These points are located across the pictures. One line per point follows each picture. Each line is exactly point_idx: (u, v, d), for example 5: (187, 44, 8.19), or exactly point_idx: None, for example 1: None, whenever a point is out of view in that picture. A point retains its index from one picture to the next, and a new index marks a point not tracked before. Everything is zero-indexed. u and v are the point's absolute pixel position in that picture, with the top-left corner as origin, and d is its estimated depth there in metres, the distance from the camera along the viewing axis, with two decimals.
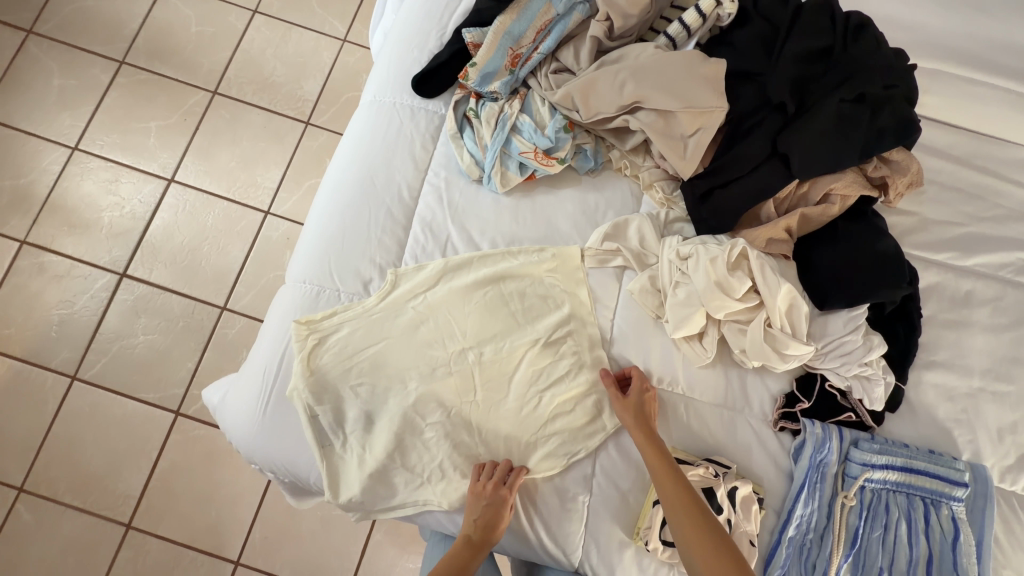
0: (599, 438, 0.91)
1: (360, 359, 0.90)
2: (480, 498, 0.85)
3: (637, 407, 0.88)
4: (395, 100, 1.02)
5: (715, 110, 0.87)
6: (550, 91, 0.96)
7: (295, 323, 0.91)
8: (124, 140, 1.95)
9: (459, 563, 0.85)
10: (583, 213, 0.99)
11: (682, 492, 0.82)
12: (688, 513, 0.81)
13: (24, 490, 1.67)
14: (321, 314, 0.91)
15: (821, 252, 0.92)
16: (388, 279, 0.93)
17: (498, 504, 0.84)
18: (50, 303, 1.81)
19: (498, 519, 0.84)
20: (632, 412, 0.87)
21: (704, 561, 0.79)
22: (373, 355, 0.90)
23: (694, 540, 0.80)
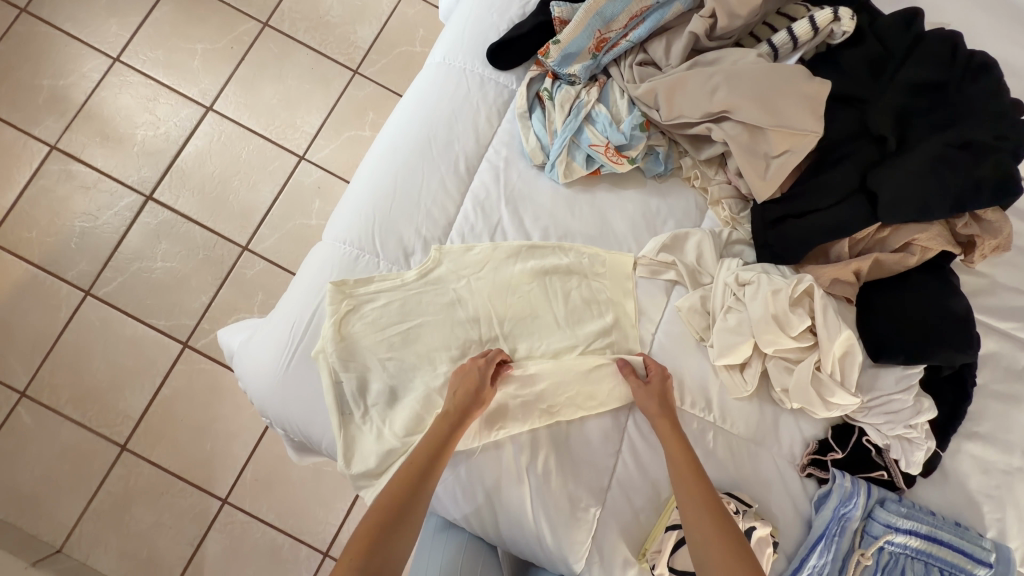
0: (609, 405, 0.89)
1: (392, 332, 0.87)
2: (463, 370, 0.84)
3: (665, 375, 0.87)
4: (465, 65, 0.96)
5: (810, 134, 0.81)
6: (632, 84, 0.91)
7: (330, 285, 0.87)
8: (168, 59, 1.89)
9: (437, 437, 0.81)
10: (644, 218, 0.94)
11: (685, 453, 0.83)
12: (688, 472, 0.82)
13: (26, 395, 1.68)
14: (358, 279, 0.88)
15: (888, 302, 0.87)
16: (432, 255, 0.89)
17: (478, 378, 0.83)
18: (73, 214, 1.78)
19: (478, 390, 0.83)
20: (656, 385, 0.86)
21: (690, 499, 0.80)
22: (407, 330, 0.87)
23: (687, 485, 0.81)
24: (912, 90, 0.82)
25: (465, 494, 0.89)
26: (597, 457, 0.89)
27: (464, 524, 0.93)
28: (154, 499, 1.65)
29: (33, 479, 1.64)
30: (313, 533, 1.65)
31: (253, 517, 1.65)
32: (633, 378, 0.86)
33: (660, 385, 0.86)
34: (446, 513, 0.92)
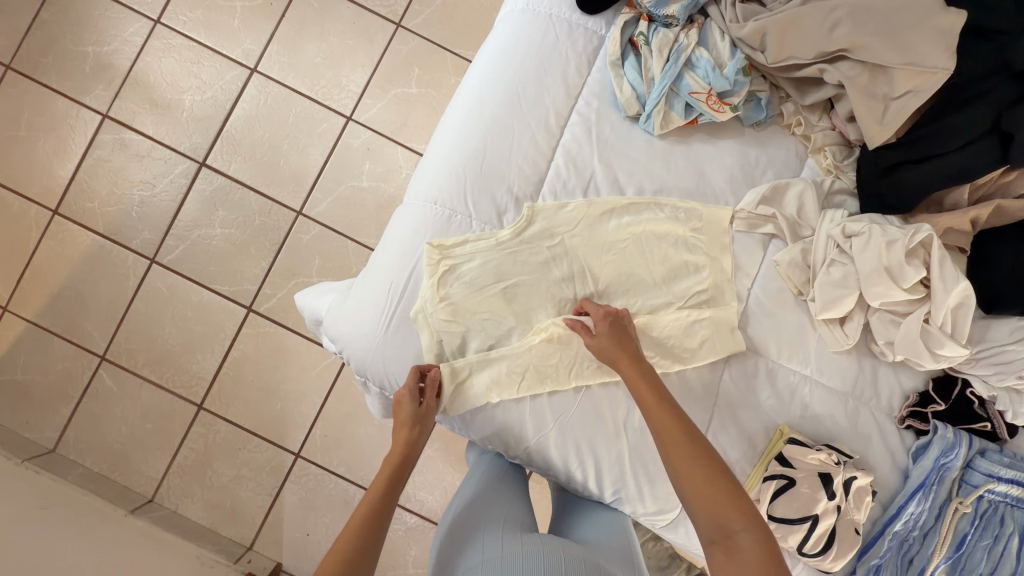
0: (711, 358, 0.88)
1: (488, 292, 0.88)
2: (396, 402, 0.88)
3: (618, 337, 0.83)
4: (551, 12, 0.91)
5: (940, 72, 0.75)
6: (736, 23, 0.85)
7: (427, 246, 0.88)
8: (209, 19, 1.84)
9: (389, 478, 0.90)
10: (741, 170, 0.90)
11: (663, 407, 0.79)
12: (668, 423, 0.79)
13: (106, 359, 1.77)
14: (454, 241, 0.88)
15: (1008, 250, 0.82)
16: (524, 213, 0.88)
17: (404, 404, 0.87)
18: (131, 183, 1.81)
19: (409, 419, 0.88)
20: (608, 355, 0.83)
21: (695, 497, 0.74)
22: (504, 290, 0.88)
23: (687, 482, 0.75)
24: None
25: (540, 432, 0.90)
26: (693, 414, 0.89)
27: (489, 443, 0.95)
28: (232, 454, 1.75)
29: (121, 437, 1.75)
30: None
31: (325, 470, 1.75)
32: (582, 332, 0.85)
33: (609, 340, 0.83)
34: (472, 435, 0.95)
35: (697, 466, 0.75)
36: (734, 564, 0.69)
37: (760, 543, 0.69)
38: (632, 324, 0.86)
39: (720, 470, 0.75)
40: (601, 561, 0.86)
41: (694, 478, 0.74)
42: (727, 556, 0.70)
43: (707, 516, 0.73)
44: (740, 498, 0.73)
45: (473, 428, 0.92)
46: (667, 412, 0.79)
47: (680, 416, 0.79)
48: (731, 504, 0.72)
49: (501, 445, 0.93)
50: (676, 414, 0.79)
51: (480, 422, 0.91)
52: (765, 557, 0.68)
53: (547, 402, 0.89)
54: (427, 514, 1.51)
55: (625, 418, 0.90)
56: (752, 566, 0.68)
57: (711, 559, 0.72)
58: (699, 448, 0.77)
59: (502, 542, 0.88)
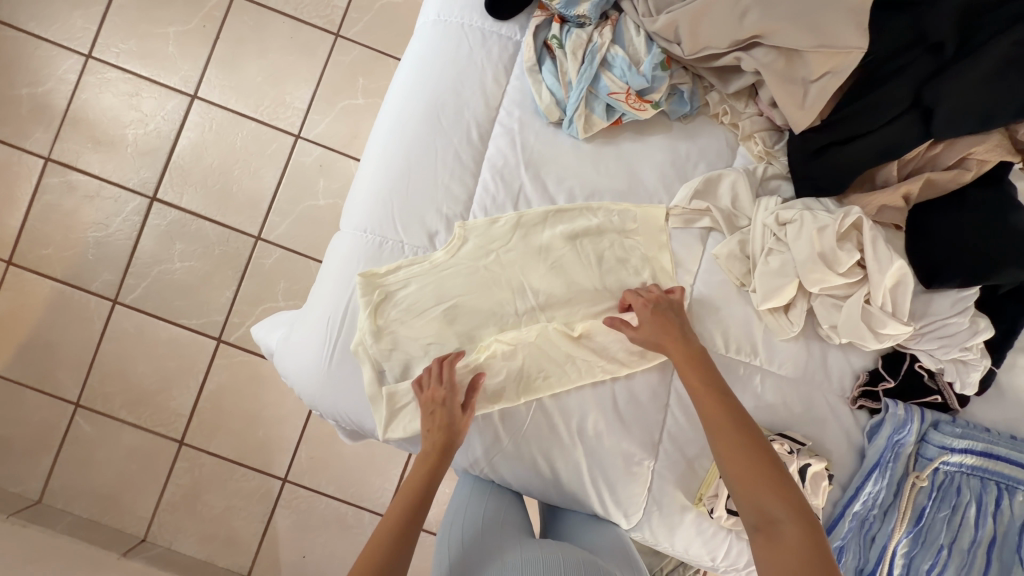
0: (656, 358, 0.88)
1: (427, 316, 0.87)
2: (430, 404, 0.83)
3: (665, 323, 0.83)
4: (464, 21, 0.89)
5: (854, 51, 0.73)
6: (648, 16, 0.82)
7: (360, 276, 0.86)
8: (143, 48, 1.78)
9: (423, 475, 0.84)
10: (672, 165, 0.89)
11: (708, 394, 0.80)
12: (714, 409, 0.79)
13: (81, 405, 1.75)
14: (386, 268, 0.87)
15: (942, 221, 0.82)
16: (456, 233, 0.87)
17: (444, 406, 0.82)
18: (85, 224, 1.77)
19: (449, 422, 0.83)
20: (653, 341, 0.83)
21: (738, 480, 0.75)
22: (445, 311, 0.86)
23: (731, 465, 0.76)
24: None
25: (489, 453, 0.90)
26: (646, 412, 0.90)
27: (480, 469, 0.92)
28: (222, 484, 1.75)
29: (106, 480, 1.74)
30: (373, 498, 1.77)
31: (314, 490, 1.75)
32: (622, 324, 0.85)
33: (655, 326, 0.83)
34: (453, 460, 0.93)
35: (743, 451, 0.76)
36: (777, 549, 0.70)
37: (803, 532, 0.70)
38: (679, 309, 0.85)
39: (764, 455, 0.76)
40: (602, 563, 0.84)
41: (739, 463, 0.76)
42: (768, 541, 0.71)
43: (750, 502, 0.74)
44: (784, 484, 0.74)
45: None
46: (714, 398, 0.79)
47: (728, 401, 0.80)
48: (773, 490, 0.73)
49: (460, 467, 0.94)
50: (723, 399, 0.80)
51: None
52: (809, 544, 0.69)
53: (498, 420, 0.88)
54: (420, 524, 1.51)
55: (581, 424, 0.89)
56: (793, 552, 0.69)
57: (752, 544, 0.73)
58: (745, 433, 0.77)
59: (502, 545, 0.89)
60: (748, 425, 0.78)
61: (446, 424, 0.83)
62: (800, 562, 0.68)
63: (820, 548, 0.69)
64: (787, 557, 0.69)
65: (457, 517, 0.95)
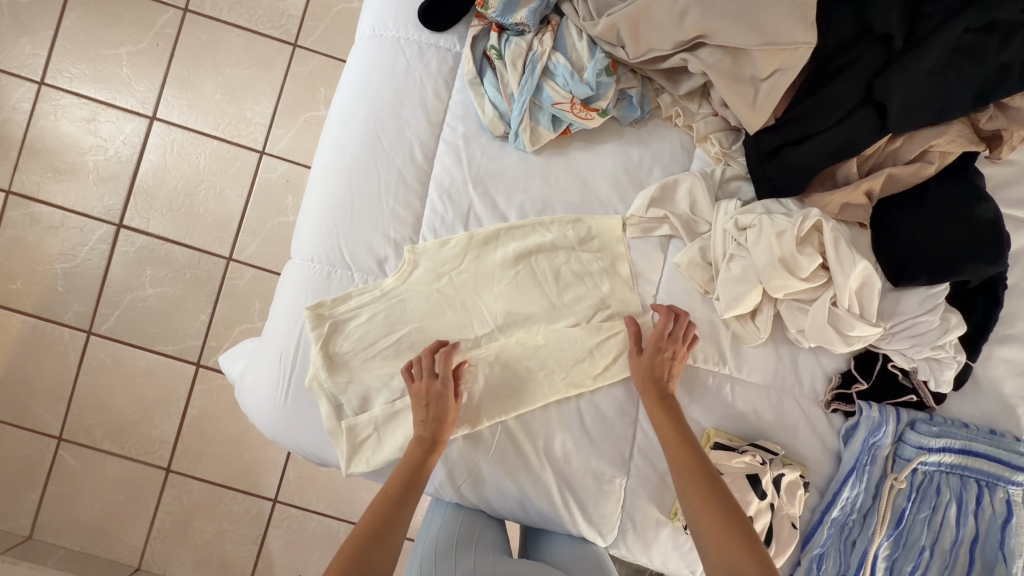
0: (622, 372, 0.85)
1: (382, 346, 0.84)
2: (418, 397, 0.80)
3: (655, 363, 0.81)
4: (398, 35, 0.85)
5: (802, 47, 0.70)
6: (589, 20, 0.78)
7: (308, 310, 0.83)
8: (96, 71, 1.70)
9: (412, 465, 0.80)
10: (626, 172, 0.85)
11: (686, 448, 0.79)
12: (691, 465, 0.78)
13: (63, 439, 1.67)
14: (335, 298, 0.84)
15: (907, 215, 0.79)
16: (405, 258, 0.83)
17: (437, 399, 0.80)
18: (51, 256, 1.68)
19: (441, 414, 0.80)
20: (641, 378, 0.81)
21: (710, 535, 0.74)
22: (398, 340, 0.83)
23: (704, 518, 0.75)
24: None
25: (455, 481, 0.88)
26: (615, 429, 0.87)
27: (449, 493, 0.89)
28: (210, 509, 1.67)
29: (92, 517, 1.66)
30: None
31: (305, 510, 1.68)
32: (631, 342, 0.83)
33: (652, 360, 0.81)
34: (427, 487, 0.89)
35: (712, 502, 0.75)
36: None
37: None
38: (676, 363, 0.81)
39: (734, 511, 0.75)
40: None
41: (711, 520, 0.75)
42: None
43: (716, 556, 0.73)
44: (755, 542, 0.73)
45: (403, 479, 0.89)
46: (690, 454, 0.79)
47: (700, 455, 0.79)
48: (738, 544, 0.73)
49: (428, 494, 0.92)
50: (695, 450, 0.79)
51: None
52: None
53: (461, 447, 0.86)
54: None
55: (547, 444, 0.86)
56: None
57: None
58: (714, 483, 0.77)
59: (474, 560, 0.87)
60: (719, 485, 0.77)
61: (434, 414, 0.80)
62: None
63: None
64: None
65: (430, 544, 0.91)
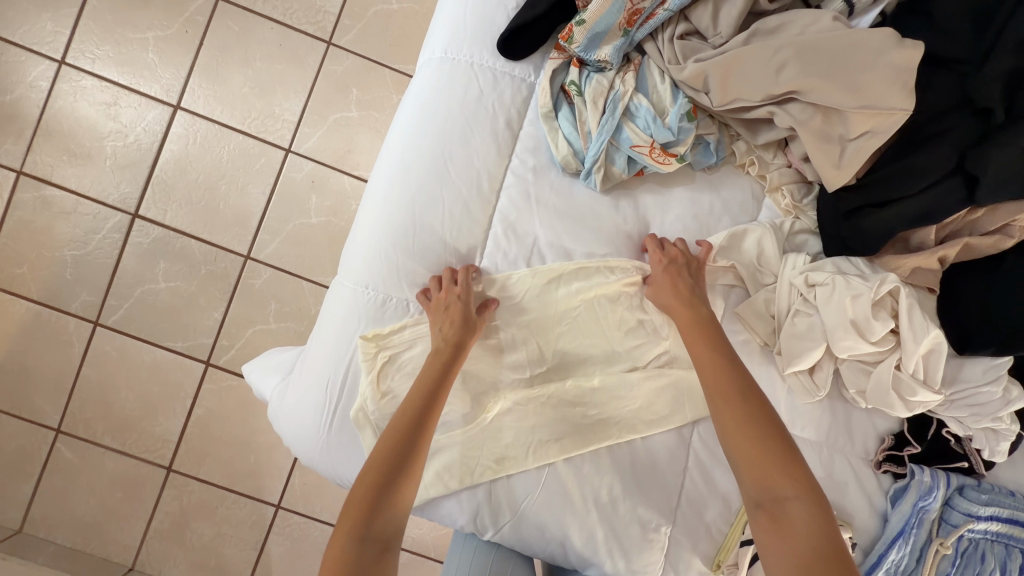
0: (676, 420, 0.84)
1: None
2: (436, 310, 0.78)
3: (684, 284, 0.79)
4: (472, 60, 0.83)
5: (898, 113, 0.69)
6: (675, 63, 0.77)
7: (361, 339, 0.81)
8: (119, 54, 1.58)
9: (422, 392, 0.76)
10: (694, 219, 0.84)
11: (718, 366, 0.76)
12: (726, 385, 0.74)
13: (62, 431, 1.54)
14: (390, 329, 0.81)
15: (977, 285, 0.79)
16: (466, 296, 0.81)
17: (457, 302, 0.77)
18: (61, 241, 1.55)
19: (462, 320, 0.78)
20: (664, 302, 0.80)
21: (741, 453, 0.71)
22: None
23: (735, 440, 0.72)
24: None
25: (496, 521, 0.84)
26: (664, 477, 0.85)
27: (487, 534, 0.85)
28: (210, 512, 1.55)
29: (84, 521, 1.53)
30: None
31: (312, 519, 1.57)
32: (658, 256, 0.81)
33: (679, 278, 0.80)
34: (461, 524, 0.85)
35: (751, 425, 0.72)
36: (783, 531, 0.65)
37: (813, 515, 0.66)
38: (696, 270, 0.81)
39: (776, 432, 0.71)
40: None
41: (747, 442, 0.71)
42: (774, 522, 0.66)
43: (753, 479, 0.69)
44: (796, 463, 0.70)
45: (434, 518, 0.85)
46: (728, 375, 0.75)
47: (734, 370, 0.75)
48: (783, 470, 0.69)
49: (464, 529, 0.86)
50: (733, 369, 0.76)
51: (448, 509, 0.84)
52: (815, 525, 0.65)
53: (507, 487, 0.83)
54: (419, 549, 1.38)
55: (595, 491, 0.83)
56: (805, 537, 0.65)
57: (754, 526, 0.68)
58: (759, 408, 0.73)
59: None
60: (758, 400, 0.74)
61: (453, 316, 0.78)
62: (808, 544, 0.64)
63: (835, 538, 0.65)
64: (792, 537, 0.65)
65: None
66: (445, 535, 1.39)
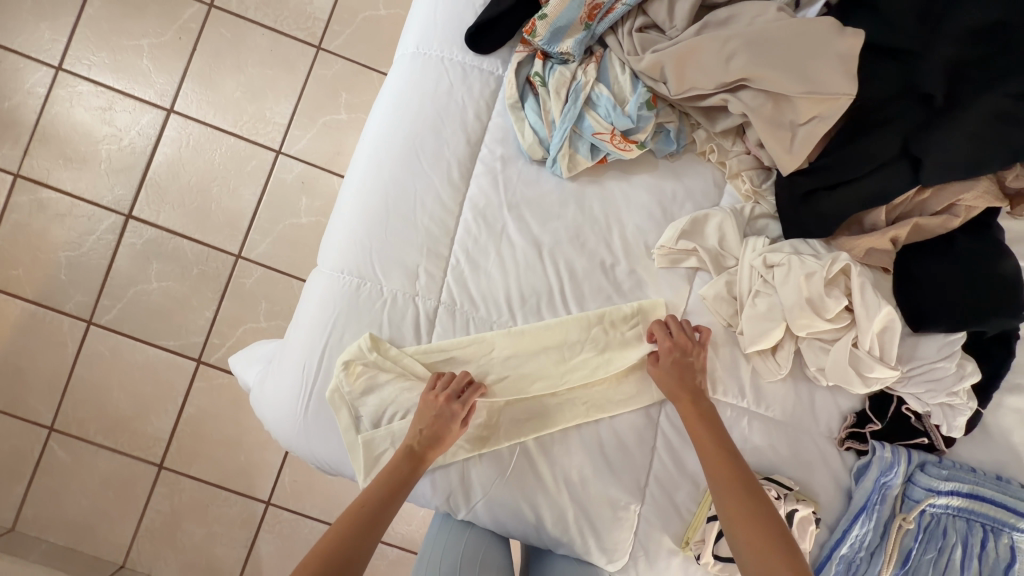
0: (642, 401, 0.87)
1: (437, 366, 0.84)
2: (430, 408, 0.80)
3: (684, 371, 0.82)
4: (443, 55, 0.87)
5: (843, 97, 0.72)
6: (634, 55, 0.81)
7: (367, 338, 0.83)
8: (115, 60, 1.62)
9: (391, 485, 0.79)
10: (658, 205, 0.87)
11: (723, 455, 0.79)
12: (728, 472, 0.78)
13: (55, 430, 1.56)
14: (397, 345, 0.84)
15: (930, 267, 0.81)
16: (455, 299, 0.85)
17: (450, 410, 0.80)
18: (56, 242, 1.59)
19: (445, 432, 0.80)
20: (667, 387, 0.83)
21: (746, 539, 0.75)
22: (449, 362, 0.84)
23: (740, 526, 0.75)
24: (974, 33, 0.72)
25: (470, 501, 0.86)
26: (632, 456, 0.87)
27: (463, 514, 0.88)
28: (201, 511, 1.56)
29: (76, 519, 1.55)
30: None
31: (301, 516, 1.57)
32: (663, 344, 0.83)
33: (682, 364, 0.83)
34: (437, 503, 0.87)
35: (751, 518, 0.76)
36: None
37: None
38: (700, 356, 0.83)
39: (777, 528, 0.75)
40: None
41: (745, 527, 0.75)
42: None
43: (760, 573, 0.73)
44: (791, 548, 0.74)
45: (411, 497, 0.88)
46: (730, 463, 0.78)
47: (732, 456, 0.79)
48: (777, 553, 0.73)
49: (439, 509, 0.89)
50: (733, 463, 0.79)
51: (423, 488, 0.86)
52: None
53: (480, 467, 0.85)
54: (407, 545, 1.39)
55: (565, 469, 0.85)
56: None
57: None
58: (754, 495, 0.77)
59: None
60: (751, 484, 0.78)
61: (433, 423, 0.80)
62: None
63: None
64: None
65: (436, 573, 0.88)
66: None
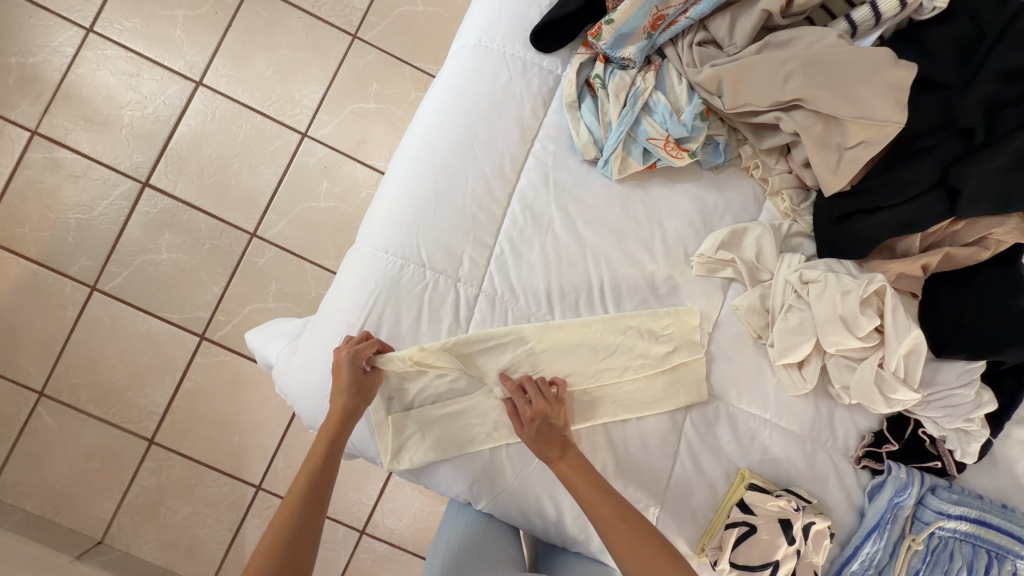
0: (671, 404, 0.86)
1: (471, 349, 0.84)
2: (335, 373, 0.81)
3: (549, 422, 0.81)
4: (505, 50, 0.89)
5: (891, 125, 0.76)
6: (692, 68, 0.84)
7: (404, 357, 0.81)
8: (147, 28, 1.61)
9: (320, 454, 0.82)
10: (699, 214, 0.89)
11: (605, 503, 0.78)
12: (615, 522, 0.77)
13: (45, 395, 1.52)
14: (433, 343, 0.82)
15: (954, 295, 0.85)
16: (496, 287, 0.86)
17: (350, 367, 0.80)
18: (67, 204, 1.56)
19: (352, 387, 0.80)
20: (535, 446, 0.80)
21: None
22: (485, 347, 0.84)
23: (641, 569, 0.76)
24: (1014, 73, 0.76)
25: (492, 492, 0.86)
26: (653, 460, 0.87)
27: (484, 505, 0.88)
28: (187, 490, 1.52)
29: (56, 488, 1.50)
30: None
31: None
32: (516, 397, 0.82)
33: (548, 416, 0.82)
34: (458, 492, 0.87)
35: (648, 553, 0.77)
36: None
37: None
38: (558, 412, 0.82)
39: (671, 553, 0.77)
40: None
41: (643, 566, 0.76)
42: None
43: None
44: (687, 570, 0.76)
45: (431, 484, 0.87)
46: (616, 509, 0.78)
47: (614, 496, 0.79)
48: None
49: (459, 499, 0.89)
50: (615, 502, 0.79)
51: (442, 476, 0.86)
52: None
53: (506, 458, 0.85)
54: (396, 540, 1.37)
55: None
56: None
57: None
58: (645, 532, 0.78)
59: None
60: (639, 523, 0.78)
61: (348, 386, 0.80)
62: None
63: None
64: None
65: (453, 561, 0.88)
66: (424, 526, 1.39)
